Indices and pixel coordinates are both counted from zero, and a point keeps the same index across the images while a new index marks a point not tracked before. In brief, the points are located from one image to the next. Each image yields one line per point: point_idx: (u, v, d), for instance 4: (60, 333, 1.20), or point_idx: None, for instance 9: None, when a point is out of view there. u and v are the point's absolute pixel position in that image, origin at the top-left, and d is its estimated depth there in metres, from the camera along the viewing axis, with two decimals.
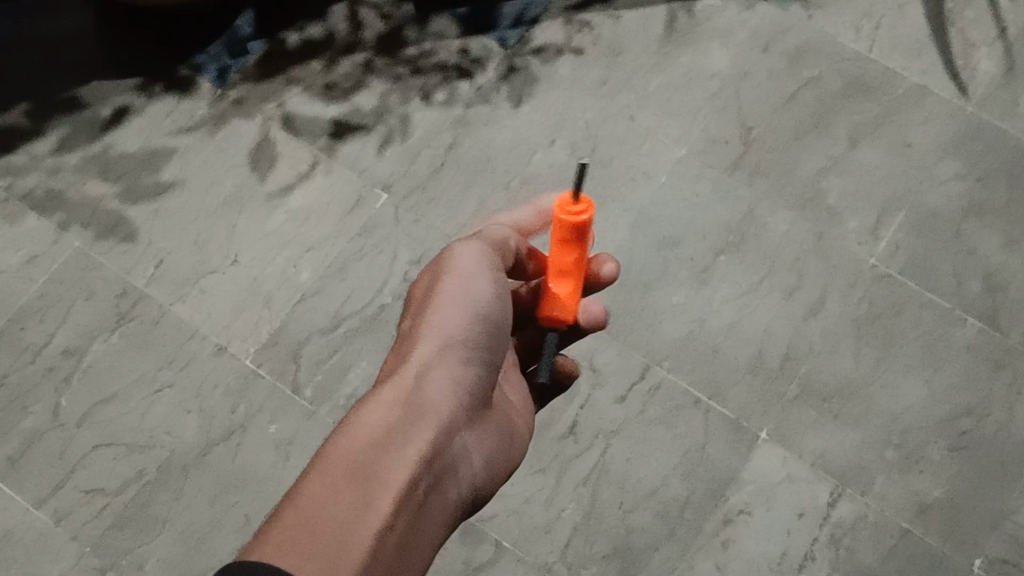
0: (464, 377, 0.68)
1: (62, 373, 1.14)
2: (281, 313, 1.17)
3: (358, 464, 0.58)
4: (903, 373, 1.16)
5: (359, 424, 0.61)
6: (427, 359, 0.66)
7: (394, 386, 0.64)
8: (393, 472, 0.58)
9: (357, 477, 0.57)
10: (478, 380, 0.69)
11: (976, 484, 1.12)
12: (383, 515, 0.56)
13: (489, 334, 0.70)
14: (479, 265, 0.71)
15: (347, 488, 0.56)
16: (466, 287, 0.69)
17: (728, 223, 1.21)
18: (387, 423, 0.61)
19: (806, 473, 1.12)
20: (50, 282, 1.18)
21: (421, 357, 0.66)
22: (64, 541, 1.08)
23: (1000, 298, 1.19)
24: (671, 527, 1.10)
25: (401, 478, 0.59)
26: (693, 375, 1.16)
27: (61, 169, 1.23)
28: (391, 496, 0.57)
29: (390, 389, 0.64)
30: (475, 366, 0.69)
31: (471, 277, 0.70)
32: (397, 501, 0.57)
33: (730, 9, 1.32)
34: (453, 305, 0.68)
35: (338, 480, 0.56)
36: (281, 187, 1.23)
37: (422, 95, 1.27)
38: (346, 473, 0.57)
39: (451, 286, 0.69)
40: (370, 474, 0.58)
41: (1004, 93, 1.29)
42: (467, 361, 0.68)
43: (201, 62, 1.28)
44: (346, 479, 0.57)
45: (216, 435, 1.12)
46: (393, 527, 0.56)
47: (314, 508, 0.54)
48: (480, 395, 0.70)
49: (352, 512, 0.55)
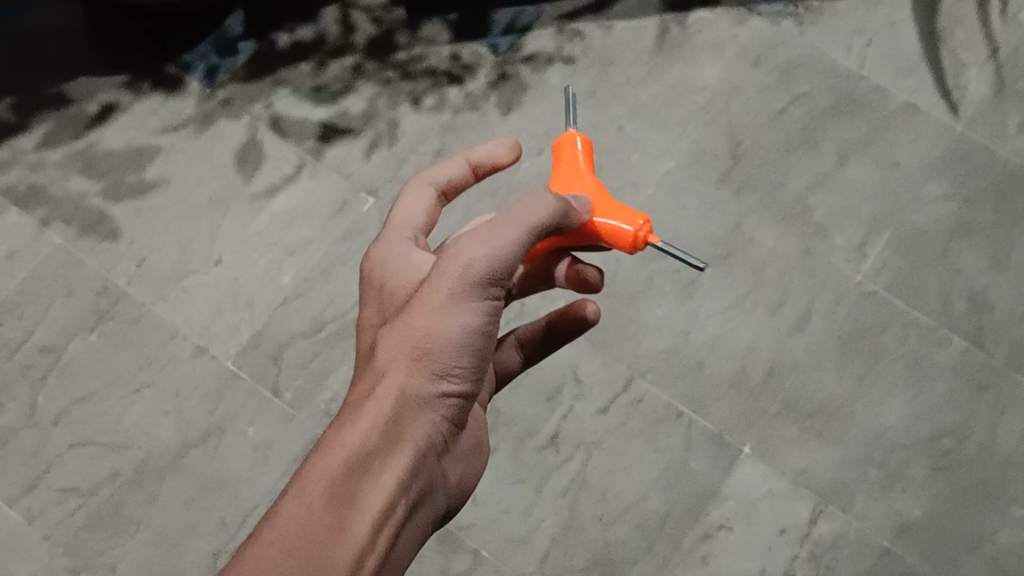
0: (449, 397, 0.64)
1: (39, 371, 1.13)
2: (262, 316, 1.16)
3: (338, 487, 0.58)
4: (887, 391, 1.16)
5: (339, 442, 0.60)
6: (412, 379, 0.62)
7: (376, 405, 0.62)
8: (369, 498, 0.59)
9: (336, 502, 0.57)
10: (468, 395, 0.65)
11: (958, 504, 1.12)
12: (359, 541, 0.57)
13: (485, 350, 0.64)
14: (490, 276, 0.62)
15: (325, 511, 0.57)
16: (468, 295, 0.62)
17: (715, 236, 1.21)
18: (366, 447, 0.60)
19: (787, 489, 1.12)
20: (30, 278, 1.17)
21: (407, 377, 0.62)
22: (35, 541, 1.06)
23: (985, 318, 1.19)
24: (650, 541, 1.09)
25: (378, 502, 0.60)
26: (676, 389, 1.15)
27: (45, 164, 1.22)
28: (368, 521, 0.59)
29: (371, 409, 0.61)
30: (466, 386, 0.65)
31: (480, 282, 0.61)
32: (373, 525, 0.59)
33: (722, 23, 1.32)
34: (451, 318, 0.62)
35: (316, 502, 0.57)
36: (266, 189, 1.22)
37: (411, 101, 1.26)
38: (325, 496, 0.57)
39: (448, 291, 0.62)
40: (348, 499, 0.58)
41: (994, 113, 1.29)
42: (457, 381, 0.64)
43: (189, 61, 1.27)
44: (325, 503, 0.57)
45: (194, 437, 1.11)
46: (371, 549, 0.58)
47: (293, 529, 0.56)
48: (465, 409, 0.67)
49: (329, 535, 0.56)
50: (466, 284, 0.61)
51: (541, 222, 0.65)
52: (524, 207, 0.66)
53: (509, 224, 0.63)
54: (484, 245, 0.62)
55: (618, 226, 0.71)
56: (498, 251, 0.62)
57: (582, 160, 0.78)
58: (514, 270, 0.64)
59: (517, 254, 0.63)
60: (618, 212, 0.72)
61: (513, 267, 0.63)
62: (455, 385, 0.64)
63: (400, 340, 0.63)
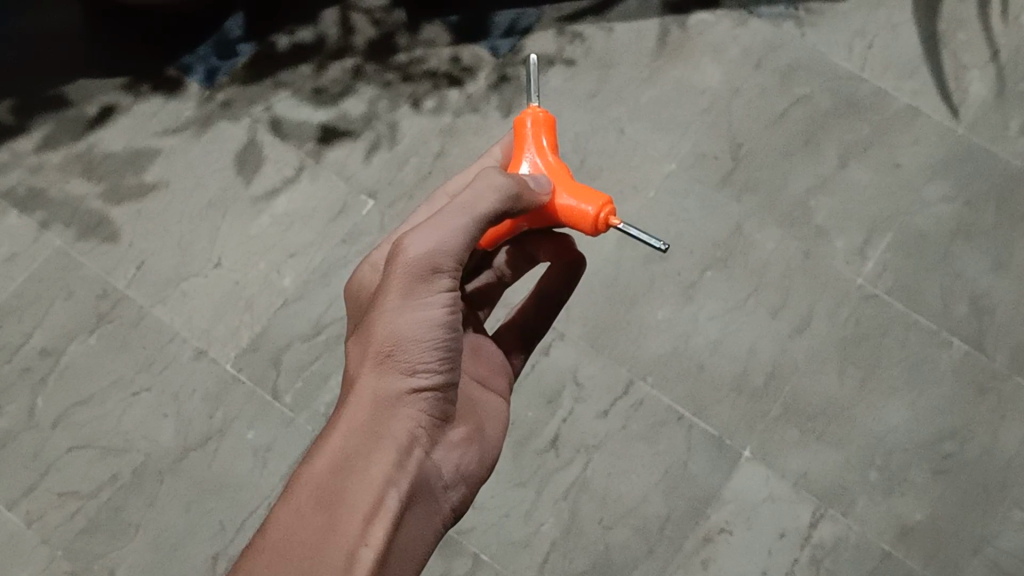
0: (423, 389, 0.64)
1: (38, 374, 1.13)
2: (262, 319, 1.16)
3: (324, 489, 0.58)
4: (888, 394, 1.16)
5: (321, 448, 0.61)
6: (381, 376, 0.62)
7: (352, 409, 0.62)
8: (358, 495, 0.59)
9: (323, 504, 0.58)
10: (444, 384, 0.65)
11: (959, 508, 1.11)
12: (351, 537, 0.57)
13: (450, 336, 0.64)
14: (435, 262, 0.62)
15: (313, 514, 0.57)
16: (419, 287, 0.62)
17: (716, 239, 1.21)
18: (346, 448, 0.60)
19: (788, 492, 1.11)
20: (29, 281, 1.17)
21: (376, 375, 0.63)
22: (34, 545, 1.06)
23: (986, 321, 1.19)
24: (651, 545, 1.09)
25: (367, 499, 0.59)
26: (677, 392, 1.15)
27: (44, 167, 1.21)
28: (359, 517, 0.58)
29: (348, 412, 0.62)
30: (438, 375, 0.64)
31: (426, 269, 0.62)
32: (366, 521, 0.58)
33: (723, 25, 1.32)
34: (409, 310, 0.62)
35: (304, 506, 0.58)
36: (266, 191, 1.22)
37: (411, 103, 1.26)
38: (312, 500, 0.58)
39: (399, 286, 0.62)
40: (335, 500, 0.58)
41: (995, 116, 1.29)
42: (427, 370, 0.63)
43: (188, 63, 1.27)
44: (312, 505, 0.58)
45: (194, 440, 1.11)
46: (367, 544, 0.57)
47: (282, 534, 0.56)
48: (446, 399, 0.66)
49: (320, 536, 0.56)
50: (414, 275, 0.62)
51: (489, 206, 0.64)
52: (468, 195, 0.65)
53: (451, 211, 0.63)
54: (426, 235, 0.62)
55: (580, 208, 0.69)
56: (438, 237, 0.62)
57: (544, 140, 0.75)
58: (461, 253, 0.63)
59: (464, 240, 0.63)
60: (581, 192, 0.70)
61: (460, 250, 0.63)
62: (426, 375, 0.63)
63: (365, 343, 0.63)
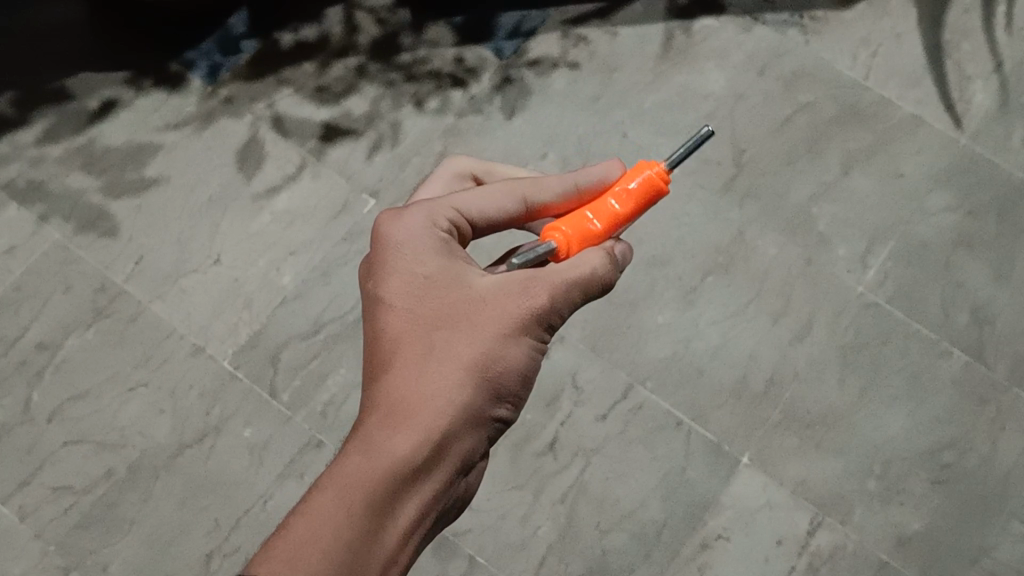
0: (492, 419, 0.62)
1: (34, 367, 1.12)
2: (261, 317, 1.15)
3: (381, 496, 0.54)
4: (888, 403, 1.15)
5: (386, 447, 0.56)
6: (468, 395, 0.59)
7: (428, 414, 0.58)
8: (406, 509, 0.56)
9: (376, 510, 0.54)
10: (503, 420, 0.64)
11: (957, 518, 1.11)
12: (388, 551, 0.55)
13: (526, 380, 0.64)
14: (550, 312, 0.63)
15: (363, 519, 0.53)
16: (528, 326, 0.62)
17: (717, 245, 1.21)
18: (416, 458, 0.56)
19: (786, 499, 1.11)
20: (27, 274, 1.16)
21: (461, 391, 0.59)
22: (27, 539, 1.05)
23: (986, 332, 1.19)
24: (647, 549, 1.09)
25: (413, 515, 0.57)
26: (676, 397, 1.14)
27: (44, 160, 1.21)
28: (399, 532, 0.56)
29: (424, 417, 0.57)
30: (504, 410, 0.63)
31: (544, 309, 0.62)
32: (403, 536, 0.56)
33: (727, 31, 1.31)
34: (512, 341, 0.61)
35: (356, 507, 0.53)
36: (267, 188, 1.21)
37: (414, 103, 1.26)
38: (366, 503, 0.54)
39: (515, 319, 0.61)
40: (388, 509, 0.55)
41: (998, 127, 1.29)
42: (500, 405, 0.62)
43: (192, 58, 1.27)
44: (366, 511, 0.54)
45: (190, 436, 1.10)
46: (397, 560, 0.55)
47: (327, 531, 0.52)
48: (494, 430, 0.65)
49: (365, 543, 0.53)
50: (532, 315, 0.62)
51: (600, 284, 0.65)
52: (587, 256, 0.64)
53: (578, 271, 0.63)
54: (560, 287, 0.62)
55: None
56: (562, 292, 0.62)
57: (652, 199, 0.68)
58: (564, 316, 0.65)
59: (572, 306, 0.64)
60: None
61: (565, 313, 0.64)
62: (500, 409, 0.62)
63: (459, 353, 0.60)
